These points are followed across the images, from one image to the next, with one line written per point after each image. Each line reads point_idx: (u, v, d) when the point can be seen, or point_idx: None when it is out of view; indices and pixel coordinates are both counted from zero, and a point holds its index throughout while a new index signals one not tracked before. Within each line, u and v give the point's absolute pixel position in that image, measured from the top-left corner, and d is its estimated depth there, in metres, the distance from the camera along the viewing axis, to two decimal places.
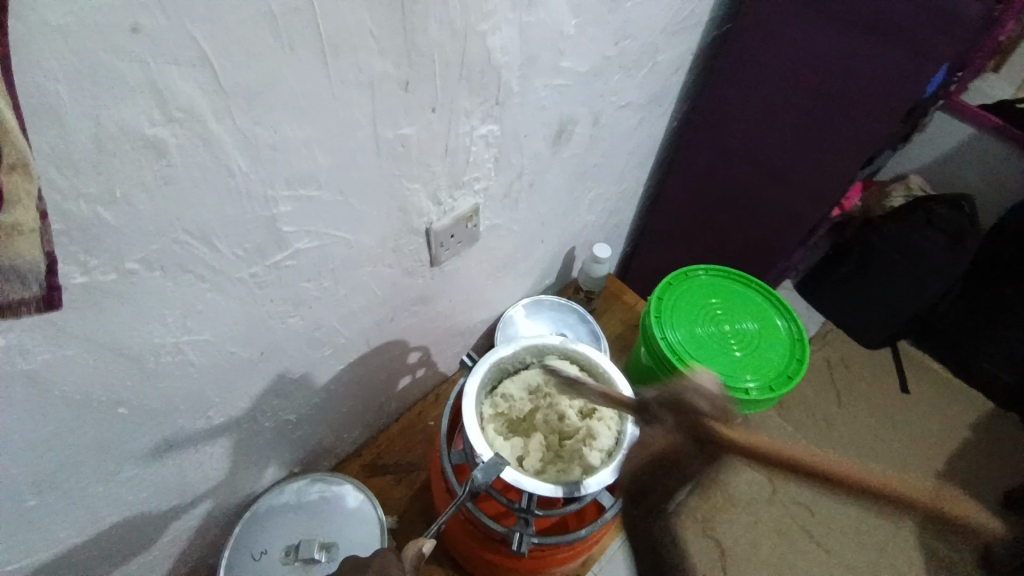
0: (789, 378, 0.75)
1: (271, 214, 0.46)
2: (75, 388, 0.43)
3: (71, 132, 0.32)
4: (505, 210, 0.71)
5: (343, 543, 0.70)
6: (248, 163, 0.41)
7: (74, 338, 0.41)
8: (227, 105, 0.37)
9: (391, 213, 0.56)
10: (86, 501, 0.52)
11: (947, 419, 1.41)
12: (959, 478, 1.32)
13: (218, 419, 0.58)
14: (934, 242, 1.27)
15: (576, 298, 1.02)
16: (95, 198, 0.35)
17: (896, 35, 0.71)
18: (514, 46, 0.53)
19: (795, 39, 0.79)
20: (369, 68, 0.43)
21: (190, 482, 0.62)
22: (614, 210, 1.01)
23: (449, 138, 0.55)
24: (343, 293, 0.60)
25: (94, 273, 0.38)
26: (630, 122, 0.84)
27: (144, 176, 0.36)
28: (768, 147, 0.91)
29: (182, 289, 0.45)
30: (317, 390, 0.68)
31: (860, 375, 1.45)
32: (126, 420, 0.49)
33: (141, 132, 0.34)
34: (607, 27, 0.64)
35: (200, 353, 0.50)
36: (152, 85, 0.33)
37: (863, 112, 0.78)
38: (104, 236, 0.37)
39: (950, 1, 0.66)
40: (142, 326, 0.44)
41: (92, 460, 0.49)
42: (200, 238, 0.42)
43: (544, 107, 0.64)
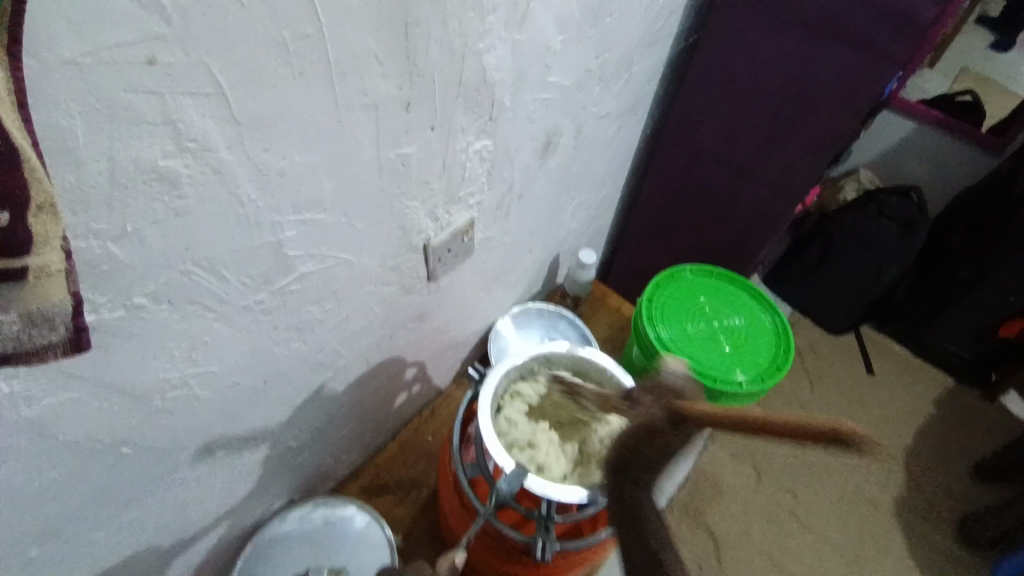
0: (778, 369, 0.78)
1: (277, 239, 0.45)
2: (80, 433, 0.42)
3: (85, 170, 0.31)
4: (497, 222, 0.72)
5: (353, 567, 0.69)
6: (257, 190, 0.41)
7: (80, 380, 0.39)
8: (238, 134, 0.37)
9: (391, 231, 0.56)
10: (86, 549, 0.50)
11: (913, 397, 1.48)
12: (927, 453, 1.39)
13: (221, 452, 0.56)
14: (889, 230, 1.33)
15: (562, 304, 1.03)
16: (106, 234, 0.34)
17: (854, 38, 0.75)
18: (506, 63, 0.54)
19: (757, 46, 0.83)
20: (373, 91, 0.44)
21: (192, 519, 0.60)
22: (594, 216, 1.03)
23: (447, 155, 0.55)
24: (344, 315, 0.59)
25: (103, 311, 0.37)
26: (609, 130, 0.86)
27: (154, 209, 0.36)
28: (739, 149, 0.94)
29: (189, 321, 0.43)
30: (319, 414, 0.67)
31: (830, 362, 1.51)
32: (131, 461, 0.47)
33: (153, 164, 0.34)
34: (589, 41, 0.65)
35: (204, 387, 0.49)
36: (168, 118, 0.33)
37: (830, 113, 0.83)
38: (114, 272, 0.36)
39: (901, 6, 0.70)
40: (150, 362, 0.43)
41: (95, 505, 0.47)
42: (207, 268, 0.42)
43: (533, 120, 0.65)
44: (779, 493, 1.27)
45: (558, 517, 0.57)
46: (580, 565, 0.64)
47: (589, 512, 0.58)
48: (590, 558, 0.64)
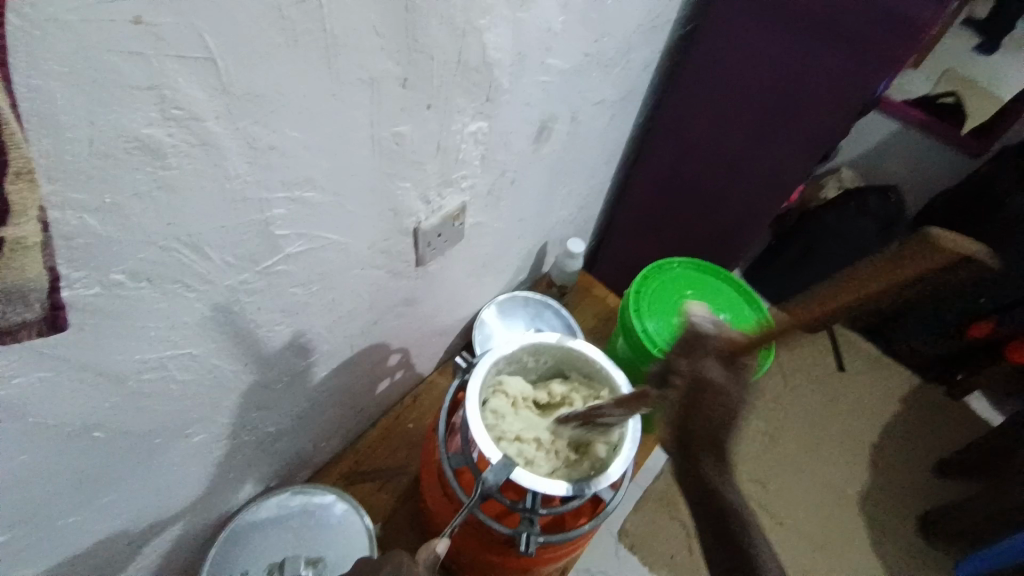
0: (762, 366, 0.79)
1: (265, 217, 0.43)
2: (50, 416, 0.39)
3: (66, 138, 0.29)
4: (489, 208, 0.71)
5: (332, 555, 0.68)
6: (246, 165, 0.39)
7: (52, 360, 0.37)
8: (228, 106, 0.35)
9: (382, 213, 0.54)
10: (55, 537, 0.48)
11: (881, 393, 1.53)
12: (893, 447, 1.44)
13: (199, 436, 0.55)
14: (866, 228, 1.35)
15: (548, 293, 1.03)
16: (84, 206, 0.32)
17: (845, 36, 0.75)
18: (507, 43, 0.53)
19: (749, 41, 0.83)
20: (372, 66, 0.42)
21: (167, 505, 0.58)
22: (583, 205, 1.02)
23: (443, 136, 0.54)
24: (331, 298, 0.57)
25: (78, 288, 0.35)
26: (604, 119, 0.85)
27: (137, 181, 0.33)
28: (727, 144, 0.94)
29: (170, 301, 0.41)
30: (301, 399, 0.65)
31: (805, 357, 1.55)
32: (104, 445, 0.45)
33: (136, 132, 0.32)
34: (589, 25, 0.64)
35: (184, 369, 0.47)
36: (155, 83, 0.31)
37: (816, 112, 0.83)
38: (92, 247, 0.34)
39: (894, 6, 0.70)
40: (128, 344, 0.41)
41: (65, 490, 0.45)
42: (191, 246, 0.40)
43: (530, 104, 0.63)
44: (749, 485, 1.30)
45: (543, 510, 0.57)
46: (561, 556, 0.64)
47: (574, 505, 0.58)
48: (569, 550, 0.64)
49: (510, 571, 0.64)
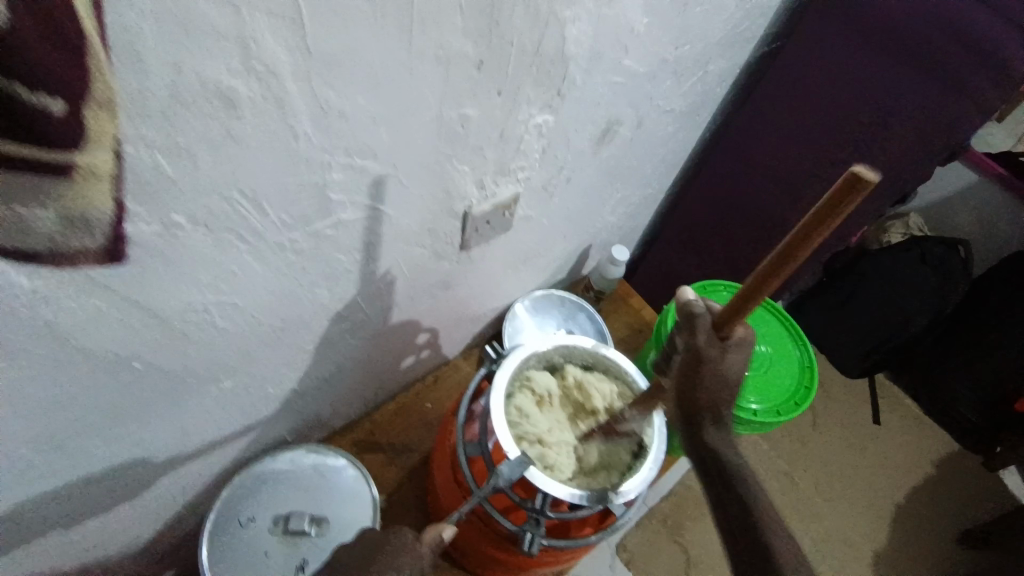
0: (796, 405, 0.77)
1: (323, 180, 0.44)
2: (95, 340, 0.41)
3: (150, 78, 0.29)
4: (540, 202, 0.70)
5: (336, 519, 0.69)
6: (314, 129, 0.39)
7: (104, 288, 0.38)
8: (307, 67, 0.35)
9: (436, 193, 0.54)
10: (82, 456, 0.49)
11: (914, 452, 1.46)
12: (917, 511, 1.37)
13: (228, 383, 0.56)
14: (925, 280, 1.29)
15: (584, 296, 1.01)
16: (157, 145, 0.32)
17: (936, 73, 0.72)
18: (586, 38, 0.52)
19: (837, 66, 0.79)
20: (450, 44, 0.41)
21: (188, 443, 0.59)
22: (634, 214, 1.00)
23: (507, 125, 0.53)
24: (372, 269, 0.57)
25: (140, 224, 0.36)
26: (669, 129, 0.83)
27: (210, 129, 0.34)
28: (796, 172, 0.90)
29: (222, 250, 0.42)
30: (328, 363, 0.66)
31: (836, 403, 1.49)
32: (141, 377, 0.47)
33: (217, 81, 0.32)
34: (671, 30, 0.62)
35: (225, 317, 0.48)
36: (240, 33, 0.31)
37: (902, 149, 0.79)
38: (159, 188, 0.35)
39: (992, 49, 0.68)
40: (177, 285, 0.42)
41: (97, 414, 0.47)
42: (250, 199, 0.40)
43: (598, 104, 0.62)
44: None
45: (551, 513, 0.57)
46: (558, 561, 0.64)
47: (584, 513, 0.57)
48: (569, 556, 0.64)
49: (507, 565, 0.65)
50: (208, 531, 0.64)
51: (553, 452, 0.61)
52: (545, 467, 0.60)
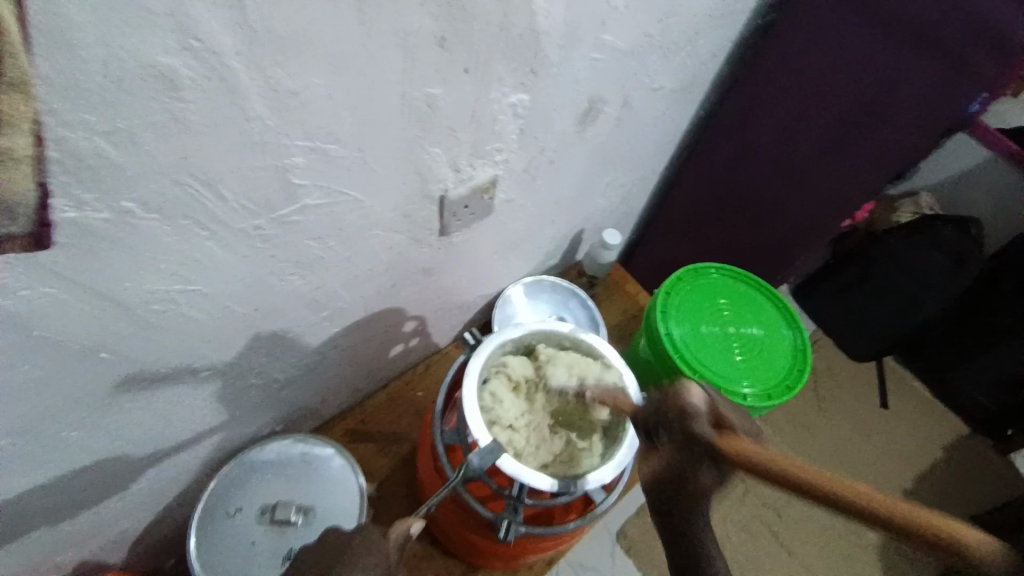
0: (789, 389, 0.75)
1: (283, 164, 0.43)
2: (56, 331, 0.40)
3: (78, 57, 0.28)
4: (523, 186, 0.68)
5: (323, 509, 0.68)
6: (266, 110, 0.38)
7: (61, 278, 0.37)
8: (251, 43, 0.34)
9: (408, 176, 0.53)
10: (58, 448, 0.49)
11: (922, 438, 1.43)
12: (925, 496, 1.36)
13: (205, 372, 0.55)
14: (934, 262, 1.24)
15: (577, 282, 1.00)
16: (96, 128, 0.32)
17: (932, 42, 0.69)
18: (559, 11, 0.50)
19: (833, 36, 0.77)
20: (407, 20, 0.40)
21: (171, 433, 0.59)
22: (626, 197, 0.98)
23: (479, 105, 0.52)
24: (348, 256, 0.57)
25: (87, 211, 0.35)
26: (658, 109, 0.81)
27: (152, 110, 0.33)
28: (793, 150, 0.87)
29: (182, 236, 0.41)
30: (310, 351, 0.66)
31: (841, 386, 1.47)
32: (110, 367, 0.46)
33: (152, 59, 0.31)
34: (652, 4, 0.60)
35: (193, 306, 0.47)
36: (173, 10, 0.30)
37: (899, 128, 0.75)
38: (103, 173, 0.34)
39: (990, 15, 0.64)
40: (137, 274, 0.41)
41: (68, 405, 0.46)
42: (205, 184, 0.39)
43: (578, 82, 0.61)
44: (763, 508, 1.25)
45: (528, 501, 0.57)
46: (546, 549, 0.64)
47: (561, 501, 0.57)
48: (556, 543, 0.64)
49: (494, 553, 0.65)
50: (196, 520, 0.65)
51: (522, 437, 0.61)
52: (514, 451, 0.59)
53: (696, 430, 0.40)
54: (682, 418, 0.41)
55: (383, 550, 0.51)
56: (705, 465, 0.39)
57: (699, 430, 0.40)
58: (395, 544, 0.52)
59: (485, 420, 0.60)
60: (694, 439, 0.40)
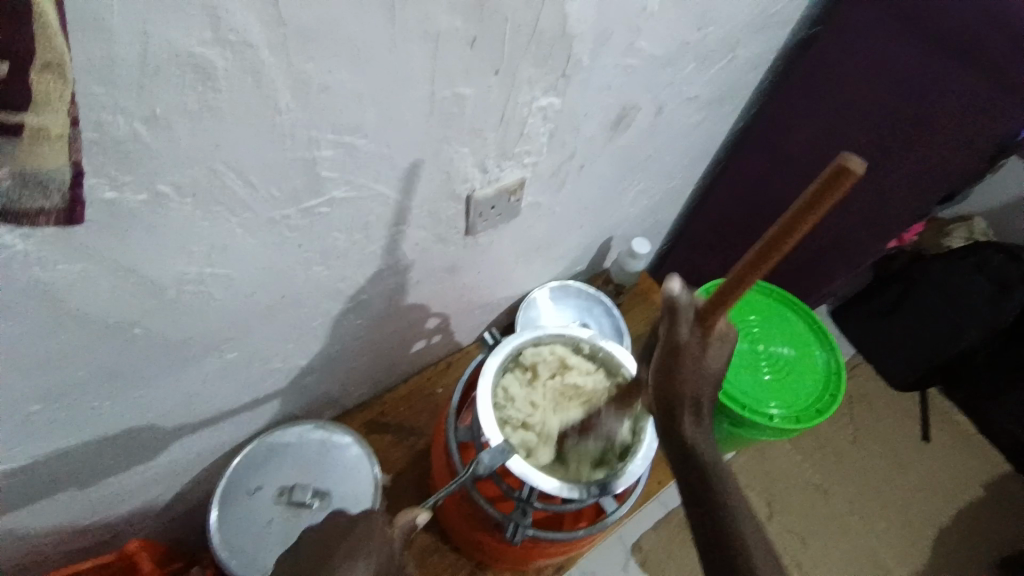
0: (819, 413, 0.72)
1: (312, 156, 0.44)
2: (91, 304, 0.42)
3: (116, 42, 0.30)
4: (550, 189, 0.68)
5: (336, 496, 0.69)
6: (295, 102, 0.39)
7: (96, 254, 0.39)
8: (282, 37, 0.35)
9: (434, 175, 0.54)
10: (91, 416, 0.52)
11: (962, 475, 1.37)
12: (961, 536, 1.30)
13: (231, 354, 0.58)
14: (978, 290, 1.19)
15: (604, 290, 0.99)
16: (132, 113, 0.33)
17: (977, 61, 0.66)
18: (591, 17, 0.50)
19: (880, 50, 0.74)
20: (436, 20, 0.40)
21: (197, 411, 0.62)
22: (659, 206, 0.97)
23: (507, 107, 0.52)
24: (372, 251, 0.58)
25: (125, 192, 0.37)
26: (694, 118, 0.79)
27: (186, 99, 0.34)
28: (833, 163, 0.85)
29: (211, 221, 0.43)
30: (333, 341, 0.67)
31: (879, 415, 1.40)
32: (141, 342, 0.49)
33: (187, 50, 0.32)
34: (689, 12, 0.59)
35: (221, 289, 0.49)
36: (209, 3, 0.31)
37: (946, 149, 0.73)
38: (138, 155, 0.35)
39: None
40: (168, 254, 0.43)
41: (100, 375, 0.49)
42: (236, 173, 0.41)
43: (610, 87, 0.60)
44: (786, 535, 1.21)
45: (538, 504, 0.57)
46: (554, 554, 0.63)
47: (571, 508, 0.56)
48: (565, 550, 0.63)
49: (502, 554, 0.65)
50: (216, 496, 0.67)
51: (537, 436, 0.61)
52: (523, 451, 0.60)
53: (672, 296, 0.46)
54: (668, 305, 0.46)
55: (386, 535, 0.52)
56: (680, 324, 0.45)
57: (675, 295, 0.46)
58: (398, 533, 0.53)
59: (497, 420, 0.61)
60: (674, 312, 0.46)
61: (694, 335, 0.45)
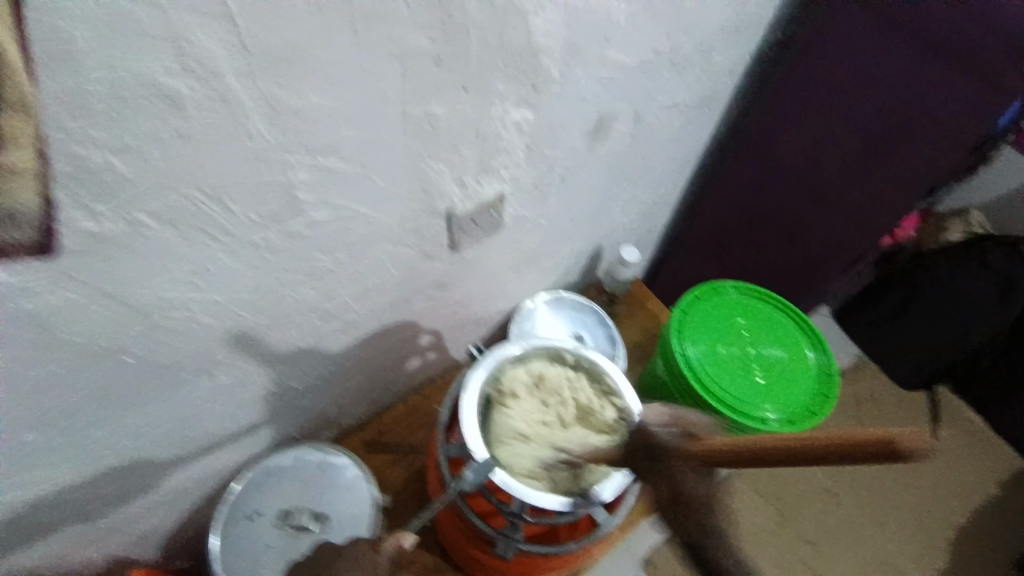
0: (812, 415, 0.72)
1: (289, 180, 0.45)
2: (78, 332, 0.43)
3: (85, 76, 0.31)
4: (534, 202, 0.69)
5: (334, 517, 0.70)
6: (268, 127, 0.40)
7: (79, 283, 0.40)
8: (250, 66, 0.37)
9: (413, 193, 0.55)
10: (84, 444, 0.53)
11: (977, 473, 1.34)
12: (980, 534, 1.27)
13: (222, 378, 0.58)
14: (982, 289, 1.21)
15: (598, 300, 0.99)
16: (108, 146, 0.35)
17: (950, 52, 0.67)
18: (557, 32, 0.51)
19: (851, 49, 0.75)
20: (403, 41, 0.42)
21: (193, 436, 0.62)
22: (648, 213, 0.98)
23: (481, 122, 0.53)
24: (357, 269, 0.59)
25: (105, 222, 0.38)
26: (674, 126, 0.81)
27: (158, 128, 0.36)
28: (814, 163, 0.86)
29: (193, 247, 0.44)
30: (326, 361, 0.68)
31: (889, 415, 1.38)
32: (130, 369, 0.49)
33: (155, 81, 0.34)
34: (659, 22, 0.60)
35: (207, 313, 0.50)
36: (172, 35, 0.33)
37: (925, 143, 0.73)
38: (116, 186, 0.37)
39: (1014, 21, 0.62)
40: (151, 281, 0.44)
41: (92, 403, 0.50)
42: (215, 199, 0.42)
43: (585, 98, 0.61)
44: (801, 543, 1.18)
45: (528, 518, 0.57)
46: (552, 567, 0.63)
47: (562, 519, 0.56)
48: (562, 562, 0.63)
49: (500, 570, 0.65)
50: (215, 522, 0.67)
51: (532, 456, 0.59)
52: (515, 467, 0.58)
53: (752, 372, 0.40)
54: None
55: (372, 561, 0.52)
56: None
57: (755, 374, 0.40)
58: (386, 556, 0.53)
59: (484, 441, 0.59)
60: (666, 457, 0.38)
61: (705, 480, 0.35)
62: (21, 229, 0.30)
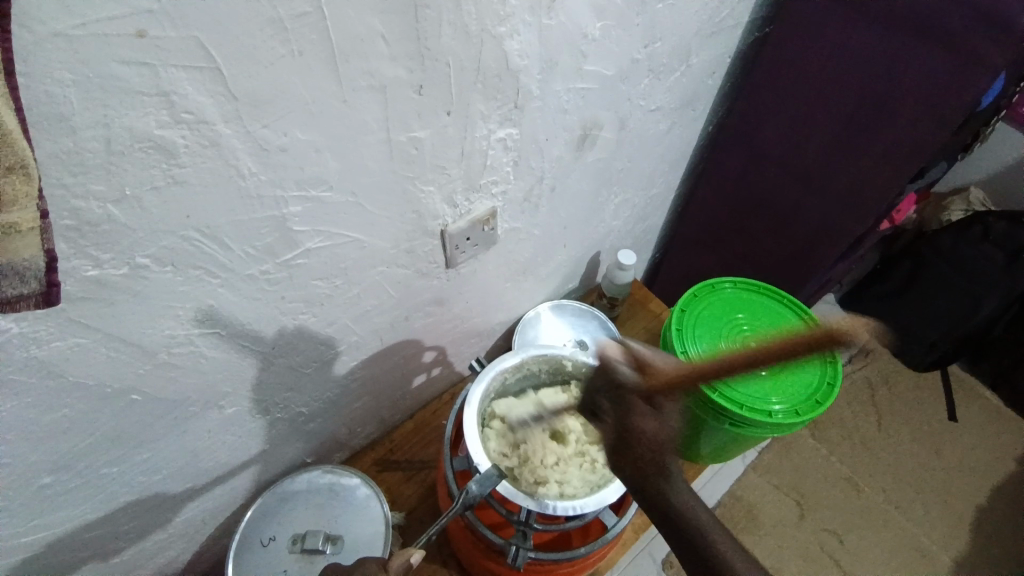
0: (818, 404, 0.72)
1: (281, 213, 0.46)
2: (86, 375, 0.45)
3: (79, 134, 0.33)
4: (525, 214, 0.70)
5: (349, 537, 0.70)
6: (258, 165, 0.42)
7: (85, 328, 0.42)
8: (237, 111, 0.38)
9: (404, 215, 0.56)
10: (99, 483, 0.54)
11: (995, 452, 1.33)
12: (1002, 514, 1.26)
13: (231, 409, 0.59)
14: (990, 260, 1.18)
15: (599, 304, 1.00)
16: (104, 196, 0.36)
17: (928, 33, 0.67)
18: (533, 50, 0.52)
19: (830, 37, 0.76)
20: (381, 73, 0.43)
21: (206, 467, 0.64)
22: (642, 215, 0.98)
23: (466, 142, 0.54)
24: (355, 293, 0.60)
25: (106, 267, 0.39)
26: (660, 129, 0.81)
27: (153, 176, 0.37)
28: (802, 151, 0.86)
29: (192, 285, 0.45)
30: (332, 384, 0.69)
31: (902, 399, 1.37)
32: (139, 406, 0.51)
33: (149, 133, 0.35)
34: (634, 31, 0.62)
35: (211, 346, 0.51)
36: (162, 90, 0.34)
37: (909, 124, 0.73)
38: (113, 233, 0.38)
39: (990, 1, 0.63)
40: (155, 321, 0.45)
41: (103, 442, 0.51)
42: (210, 237, 0.43)
43: (567, 111, 0.62)
44: (821, 533, 1.18)
45: (537, 525, 0.57)
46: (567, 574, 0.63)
47: (570, 525, 0.57)
48: (577, 568, 0.63)
49: None
50: (233, 550, 0.68)
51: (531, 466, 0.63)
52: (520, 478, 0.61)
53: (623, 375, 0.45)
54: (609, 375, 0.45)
55: None
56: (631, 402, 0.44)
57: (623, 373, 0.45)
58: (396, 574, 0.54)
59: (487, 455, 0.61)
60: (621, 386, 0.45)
61: (651, 412, 0.44)
62: (27, 283, 0.31)
